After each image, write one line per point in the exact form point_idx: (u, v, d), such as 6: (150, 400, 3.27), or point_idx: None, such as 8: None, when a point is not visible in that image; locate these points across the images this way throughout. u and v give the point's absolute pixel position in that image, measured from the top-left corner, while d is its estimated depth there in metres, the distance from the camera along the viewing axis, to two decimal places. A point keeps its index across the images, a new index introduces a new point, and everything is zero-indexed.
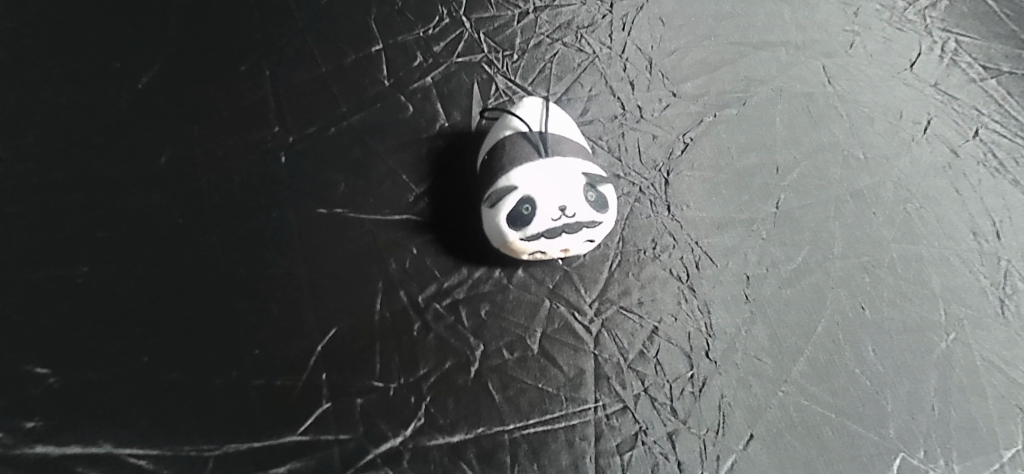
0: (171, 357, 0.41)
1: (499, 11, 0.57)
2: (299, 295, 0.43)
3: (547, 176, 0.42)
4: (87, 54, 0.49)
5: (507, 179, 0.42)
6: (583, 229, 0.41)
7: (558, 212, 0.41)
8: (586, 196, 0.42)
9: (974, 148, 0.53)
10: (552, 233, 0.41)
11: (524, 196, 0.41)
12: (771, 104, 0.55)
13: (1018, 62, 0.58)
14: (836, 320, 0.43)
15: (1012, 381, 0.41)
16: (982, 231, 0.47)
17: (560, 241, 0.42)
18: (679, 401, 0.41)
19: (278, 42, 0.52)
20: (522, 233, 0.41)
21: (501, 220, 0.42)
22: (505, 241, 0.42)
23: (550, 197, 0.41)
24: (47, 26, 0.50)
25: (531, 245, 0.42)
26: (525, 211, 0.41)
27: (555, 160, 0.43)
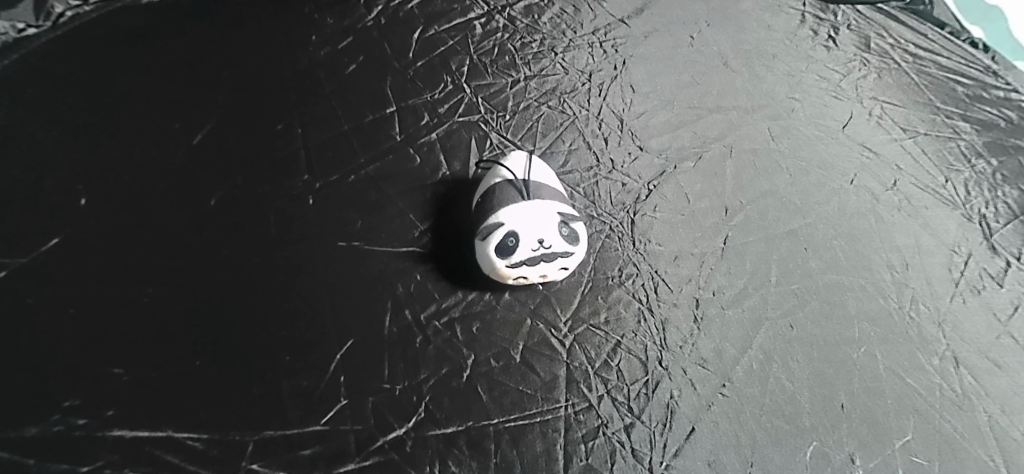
0: (219, 360, 0.49)
1: (495, 79, 0.69)
2: (322, 310, 0.52)
3: (529, 214, 0.51)
4: (155, 115, 0.61)
5: (496, 217, 0.52)
6: (558, 258, 0.50)
7: (537, 243, 0.50)
8: (560, 232, 0.51)
9: (892, 196, 0.62)
10: (533, 261, 0.50)
11: (509, 231, 0.50)
12: (723, 158, 0.65)
13: (934, 126, 0.69)
14: (769, 336, 0.52)
15: (909, 386, 0.49)
16: (894, 264, 0.57)
17: (539, 268, 0.51)
18: (636, 400, 0.49)
19: (309, 106, 0.64)
20: (507, 261, 0.50)
21: (490, 250, 0.51)
22: (494, 268, 0.51)
23: (531, 231, 0.50)
24: (123, 96, 0.62)
25: (515, 271, 0.51)
26: (510, 243, 0.50)
27: (536, 202, 0.52)
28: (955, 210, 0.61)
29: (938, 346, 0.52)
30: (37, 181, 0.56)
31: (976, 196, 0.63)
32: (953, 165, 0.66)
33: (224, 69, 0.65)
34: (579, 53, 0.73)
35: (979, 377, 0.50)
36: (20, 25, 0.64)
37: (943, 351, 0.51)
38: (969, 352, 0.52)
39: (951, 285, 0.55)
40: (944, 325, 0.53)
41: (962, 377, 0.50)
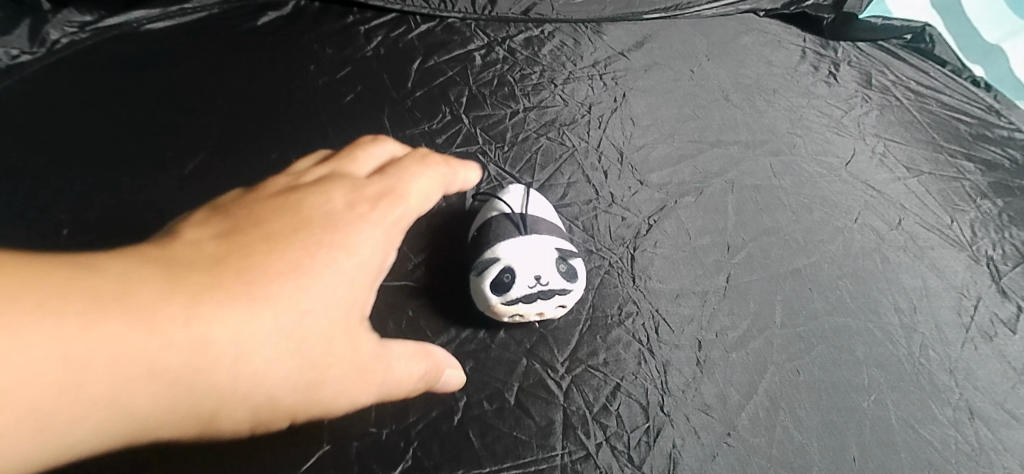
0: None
1: (493, 110, 0.69)
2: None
3: (525, 250, 0.49)
4: (146, 142, 0.60)
5: (492, 252, 0.50)
6: (555, 295, 0.49)
7: (534, 280, 0.48)
8: (557, 268, 0.49)
9: (897, 235, 0.61)
10: (529, 298, 0.48)
11: (505, 267, 0.48)
12: (724, 193, 0.64)
13: (937, 164, 0.68)
14: (774, 381, 0.50)
15: (923, 438, 0.47)
16: (901, 306, 0.55)
17: (535, 306, 0.49)
18: (636, 449, 0.46)
19: (304, 135, 0.63)
20: (503, 298, 0.48)
21: (484, 287, 0.49)
22: (489, 306, 0.49)
23: (527, 267, 0.48)
24: (116, 123, 0.61)
25: (511, 308, 0.49)
26: (506, 279, 0.48)
27: (532, 238, 0.50)
28: (962, 251, 0.60)
29: (951, 395, 0.50)
30: (18, 208, 0.54)
31: (982, 238, 0.61)
32: (958, 205, 0.64)
33: (220, 98, 0.64)
34: (578, 85, 0.73)
35: (995, 430, 0.48)
36: (14, 52, 0.63)
37: (957, 400, 0.49)
38: (984, 403, 0.49)
39: (962, 331, 0.53)
40: (957, 373, 0.51)
41: (978, 430, 0.48)
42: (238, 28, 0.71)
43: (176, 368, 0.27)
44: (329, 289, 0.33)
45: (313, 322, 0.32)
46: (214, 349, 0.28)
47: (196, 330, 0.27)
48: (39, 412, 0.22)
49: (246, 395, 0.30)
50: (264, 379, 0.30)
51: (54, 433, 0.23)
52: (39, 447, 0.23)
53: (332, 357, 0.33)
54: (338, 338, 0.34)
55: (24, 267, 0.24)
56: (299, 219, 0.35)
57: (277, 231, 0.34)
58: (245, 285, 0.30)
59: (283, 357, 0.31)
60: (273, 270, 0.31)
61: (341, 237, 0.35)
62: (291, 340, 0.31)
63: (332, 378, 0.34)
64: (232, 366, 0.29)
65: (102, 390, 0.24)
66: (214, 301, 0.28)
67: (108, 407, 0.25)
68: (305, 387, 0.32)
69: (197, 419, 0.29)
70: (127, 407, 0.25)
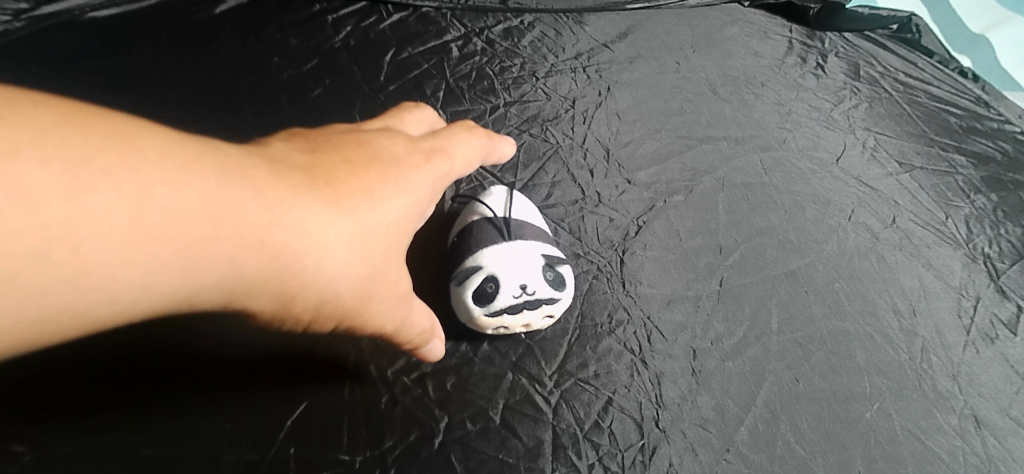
0: (193, 376, 0.44)
1: (472, 105, 0.65)
2: (282, 367, 0.45)
3: (510, 258, 0.45)
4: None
5: (473, 260, 0.46)
6: (542, 305, 0.45)
7: (519, 289, 0.44)
8: (544, 276, 0.46)
9: (892, 234, 0.59)
10: (515, 309, 0.45)
11: (488, 276, 0.45)
12: (715, 192, 0.61)
13: (928, 158, 0.67)
14: (774, 392, 0.47)
15: (928, 449, 0.45)
16: (900, 309, 0.53)
17: (521, 317, 0.45)
18: (631, 469, 0.43)
19: (267, 133, 0.58)
20: (486, 309, 0.45)
21: (466, 298, 0.45)
22: (471, 318, 0.45)
23: (512, 276, 0.44)
24: None
25: (495, 320, 0.45)
26: (489, 288, 0.44)
27: (516, 243, 0.47)
28: (958, 250, 0.58)
29: (955, 402, 0.48)
30: None
31: (978, 235, 0.60)
32: (952, 200, 0.63)
33: (174, 94, 0.59)
34: (561, 78, 0.69)
35: (1001, 438, 0.46)
36: None
37: (961, 407, 0.48)
38: (989, 410, 0.48)
39: (962, 333, 0.52)
40: (959, 378, 0.49)
41: (984, 439, 0.46)
42: (192, 16, 0.65)
43: (274, 246, 0.30)
44: (398, 213, 0.36)
45: (382, 238, 0.35)
46: (307, 239, 0.31)
47: (294, 221, 0.30)
48: (176, 256, 0.26)
49: (319, 292, 0.33)
50: (336, 279, 0.33)
51: (181, 276, 0.27)
52: (168, 287, 0.26)
53: (388, 276, 0.36)
54: (394, 260, 0.37)
55: (172, 136, 0.27)
56: (372, 148, 0.38)
57: (355, 152, 0.36)
58: (335, 191, 0.33)
59: (355, 264, 0.34)
60: (355, 184, 0.34)
61: (410, 169, 0.38)
62: (361, 253, 0.34)
63: (383, 295, 0.36)
64: (316, 261, 0.32)
65: (221, 250, 0.28)
66: (309, 199, 0.31)
67: (220, 267, 0.28)
68: (363, 298, 0.35)
69: (277, 299, 0.32)
70: (234, 270, 0.29)
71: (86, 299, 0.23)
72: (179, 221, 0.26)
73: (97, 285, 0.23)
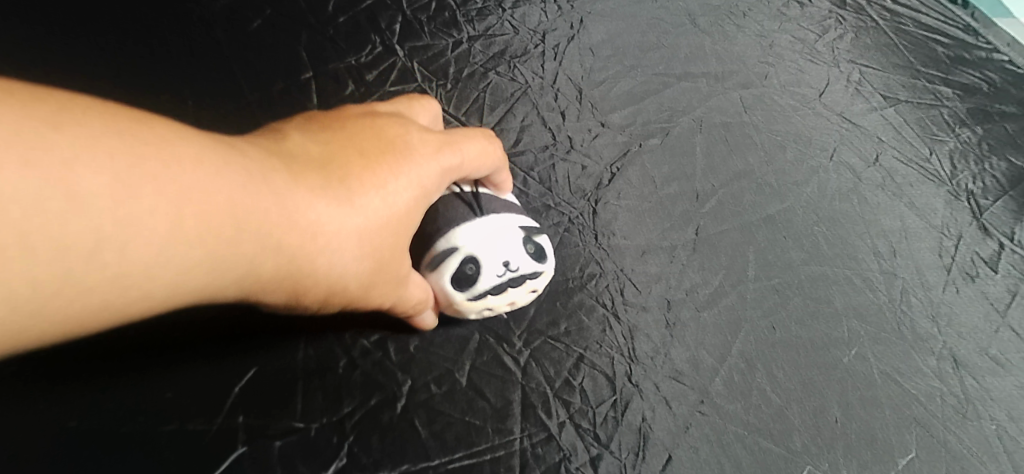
0: (177, 339, 0.41)
1: (433, 39, 0.60)
2: (256, 342, 0.42)
3: (488, 235, 0.41)
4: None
5: (446, 240, 0.41)
6: (526, 281, 0.42)
7: (502, 267, 0.40)
8: (525, 249, 0.42)
9: (874, 173, 0.56)
10: (499, 289, 0.41)
11: (467, 256, 0.40)
12: (692, 133, 0.57)
13: (914, 91, 0.63)
14: (750, 343, 0.45)
15: (906, 391, 0.44)
16: (880, 251, 0.51)
17: (507, 296, 0.42)
18: (603, 426, 0.41)
19: (202, 76, 0.53)
20: (468, 293, 0.41)
21: (444, 285, 0.41)
22: (453, 306, 0.41)
23: (491, 253, 0.40)
24: None
25: (479, 304, 0.41)
26: (469, 270, 0.40)
27: (490, 217, 0.42)
28: (941, 187, 0.56)
29: (934, 343, 0.46)
30: None
31: (962, 171, 0.57)
32: (936, 134, 0.60)
33: (94, 30, 0.54)
34: (530, 9, 0.64)
35: (980, 378, 0.45)
36: None
37: (940, 349, 0.46)
38: (968, 350, 0.46)
39: (942, 274, 0.50)
40: (939, 319, 0.48)
41: (963, 380, 0.45)
42: None
43: (292, 245, 0.30)
44: (412, 208, 0.35)
45: (393, 233, 0.34)
46: (323, 236, 0.31)
47: (310, 219, 0.30)
48: (206, 257, 0.26)
49: (331, 286, 0.33)
50: (347, 275, 0.33)
51: (209, 275, 0.26)
52: (193, 286, 0.26)
53: (394, 271, 0.36)
54: (401, 253, 0.35)
55: (194, 135, 0.27)
56: (385, 136, 0.35)
57: (368, 142, 0.34)
58: (349, 189, 0.32)
59: (366, 261, 0.33)
60: (369, 179, 0.33)
61: (425, 159, 0.36)
62: (374, 249, 0.33)
63: (386, 286, 0.36)
64: (330, 258, 0.31)
65: (245, 248, 0.27)
66: (321, 198, 0.31)
67: (241, 264, 0.28)
68: (370, 289, 0.35)
69: (290, 293, 0.32)
70: (255, 267, 0.29)
71: (127, 298, 0.23)
72: (207, 223, 0.25)
73: (136, 287, 0.23)
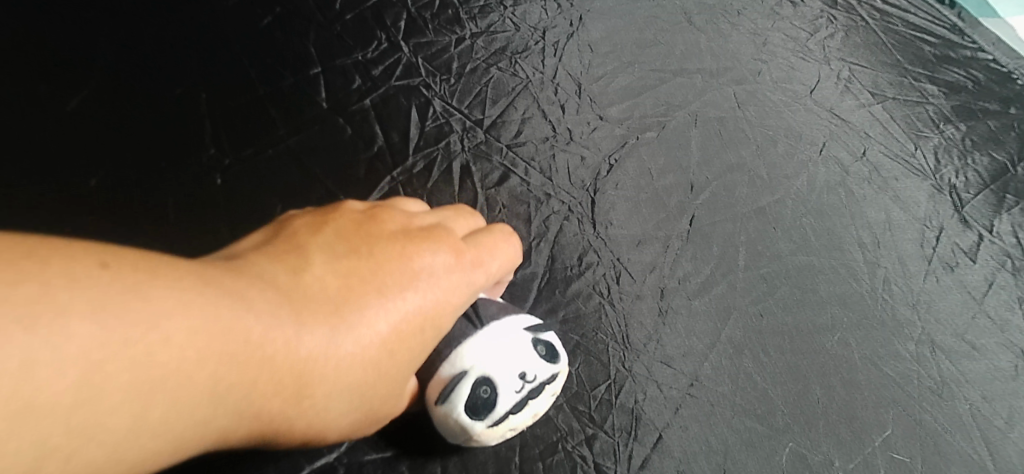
0: None
1: (436, 36, 0.62)
2: None
3: (497, 349, 0.38)
4: (23, 82, 0.52)
5: (453, 365, 0.37)
6: (544, 388, 0.39)
7: (520, 381, 0.37)
8: (536, 352, 0.39)
9: (861, 167, 0.58)
10: (519, 406, 0.38)
11: (480, 379, 0.37)
12: (687, 128, 0.60)
13: (902, 89, 0.65)
14: (739, 328, 0.48)
15: (884, 374, 0.47)
16: (865, 242, 0.53)
17: (527, 410, 0.38)
18: (597, 408, 0.43)
19: (214, 72, 0.56)
20: (488, 420, 0.37)
21: (459, 417, 0.37)
22: (473, 437, 0.37)
23: (506, 370, 0.37)
24: None
25: (502, 428, 0.38)
26: (485, 393, 0.37)
27: (491, 326, 0.39)
28: (925, 181, 0.58)
29: (913, 329, 0.49)
30: None
31: (946, 165, 0.59)
32: (922, 131, 0.62)
33: (113, 28, 0.57)
34: (531, 6, 0.66)
35: (955, 362, 0.48)
36: None
37: (919, 335, 0.49)
38: (944, 335, 0.49)
39: (923, 263, 0.52)
40: (918, 306, 0.50)
41: (939, 363, 0.48)
42: None
43: (275, 408, 0.29)
44: (411, 352, 0.34)
45: (386, 380, 0.33)
46: (309, 397, 0.30)
47: (300, 382, 0.29)
48: (175, 439, 0.24)
49: (309, 436, 0.31)
50: (330, 426, 0.32)
51: (177, 454, 0.25)
52: (158, 464, 0.25)
53: (384, 410, 0.35)
54: (394, 393, 0.35)
55: (207, 297, 0.26)
56: (410, 265, 0.35)
57: (390, 276, 0.34)
58: (349, 345, 0.31)
59: (355, 411, 0.33)
60: (373, 330, 0.32)
61: (434, 296, 0.35)
62: (359, 400, 0.32)
63: (379, 420, 0.35)
64: (313, 415, 0.30)
65: (223, 420, 0.26)
66: (323, 359, 0.30)
67: (215, 435, 0.27)
68: (352, 430, 0.34)
69: (269, 439, 0.31)
70: (228, 434, 0.27)
71: None
72: (188, 409, 0.24)
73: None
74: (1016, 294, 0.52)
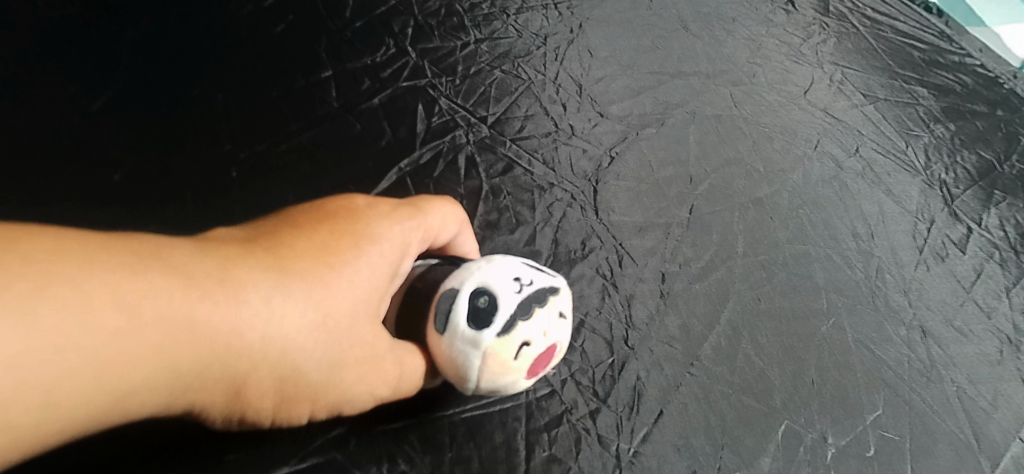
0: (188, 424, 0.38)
1: (442, 42, 0.64)
2: None
3: (483, 266, 0.37)
4: (51, 81, 0.54)
5: (446, 294, 0.36)
6: (547, 295, 0.37)
7: (515, 284, 0.36)
8: (526, 266, 0.38)
9: (855, 163, 0.60)
10: (526, 310, 0.35)
11: (474, 292, 0.36)
12: (686, 124, 0.62)
13: (893, 91, 0.67)
14: (737, 310, 0.49)
15: (876, 357, 0.48)
16: (859, 233, 0.55)
17: (537, 318, 0.36)
18: (600, 383, 0.45)
19: (229, 75, 0.58)
20: (496, 328, 0.34)
21: (464, 333, 0.35)
22: (486, 354, 0.34)
23: (497, 276, 0.36)
24: (17, 57, 0.55)
25: (514, 337, 0.35)
26: (483, 302, 0.35)
27: (476, 261, 0.39)
28: (916, 177, 0.60)
29: (904, 315, 0.51)
30: None
31: (936, 162, 0.61)
32: (912, 130, 0.64)
33: (134, 31, 0.59)
34: (532, 14, 0.69)
35: (944, 346, 0.49)
36: None
37: (910, 320, 0.50)
38: (935, 321, 0.51)
39: (914, 253, 0.54)
40: (909, 293, 0.52)
41: (929, 347, 0.49)
42: None
43: (218, 325, 0.25)
44: (362, 269, 0.32)
45: (343, 294, 0.31)
46: (248, 307, 0.26)
47: (232, 289, 0.26)
48: (101, 355, 0.20)
49: (279, 367, 0.28)
50: (290, 348, 0.28)
51: (110, 381, 0.21)
52: (91, 403, 0.21)
53: (352, 340, 0.31)
54: (364, 325, 0.32)
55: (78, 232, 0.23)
56: (325, 209, 0.34)
57: (303, 218, 0.33)
58: (278, 258, 0.29)
59: (315, 331, 0.29)
60: (300, 246, 0.30)
61: (368, 223, 0.34)
62: (322, 315, 0.30)
63: (357, 360, 0.32)
64: (263, 332, 0.27)
65: (155, 336, 0.23)
66: (243, 268, 0.27)
67: (152, 363, 0.23)
68: (333, 364, 0.31)
69: (226, 387, 0.27)
70: (174, 360, 0.24)
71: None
72: (100, 314, 0.20)
73: (3, 419, 0.18)
74: (1003, 283, 0.53)
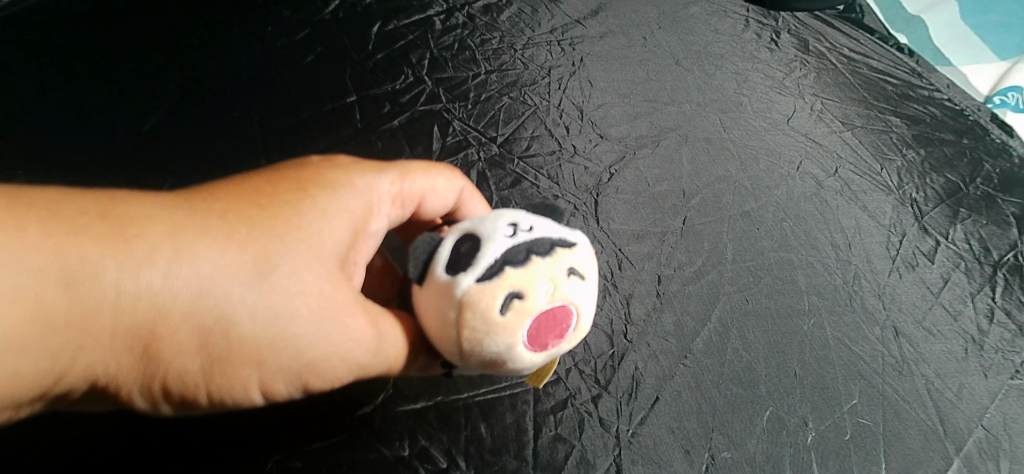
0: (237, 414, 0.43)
1: (456, 72, 0.70)
2: None
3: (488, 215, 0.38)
4: (109, 107, 0.61)
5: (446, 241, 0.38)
6: (545, 245, 0.36)
7: (510, 230, 0.36)
8: (535, 219, 0.38)
9: (834, 182, 0.66)
10: (514, 255, 0.35)
11: (465, 237, 0.37)
12: (679, 146, 0.67)
13: (867, 120, 0.74)
14: (727, 309, 0.54)
15: (854, 353, 0.52)
16: (838, 243, 0.60)
17: (529, 264, 0.35)
18: (602, 372, 0.49)
19: (264, 97, 0.63)
20: (480, 271, 0.35)
21: (444, 277, 0.35)
22: (464, 296, 0.34)
23: (494, 222, 0.37)
24: (78, 87, 0.62)
25: (500, 281, 0.34)
26: (470, 247, 0.36)
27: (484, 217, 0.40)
28: (890, 195, 0.65)
29: (880, 316, 0.55)
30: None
31: (908, 183, 0.67)
32: (887, 154, 0.70)
33: (177, 60, 0.64)
34: (538, 50, 0.73)
35: (916, 344, 0.54)
36: None
37: (884, 321, 0.55)
38: (907, 322, 0.55)
39: (888, 262, 0.59)
40: (884, 297, 0.56)
41: (902, 345, 0.53)
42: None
43: (105, 265, 0.27)
44: (297, 216, 0.34)
45: (267, 236, 0.32)
46: (137, 245, 0.28)
47: (117, 232, 0.27)
48: None
49: (198, 313, 0.29)
50: (204, 289, 0.29)
51: None
52: None
53: (295, 288, 0.32)
54: (308, 275, 0.33)
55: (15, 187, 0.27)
56: (280, 165, 0.38)
57: (253, 174, 0.36)
58: (198, 205, 0.31)
59: (230, 271, 0.30)
60: (222, 197, 0.33)
61: (312, 175, 0.37)
62: (242, 259, 0.31)
63: (307, 309, 0.33)
64: (166, 272, 0.28)
65: (25, 276, 0.24)
66: (149, 211, 0.29)
67: (25, 300, 0.24)
68: (273, 317, 0.32)
69: (140, 335, 0.28)
70: (48, 304, 0.25)
71: None
72: None
73: None
74: (969, 290, 0.58)
